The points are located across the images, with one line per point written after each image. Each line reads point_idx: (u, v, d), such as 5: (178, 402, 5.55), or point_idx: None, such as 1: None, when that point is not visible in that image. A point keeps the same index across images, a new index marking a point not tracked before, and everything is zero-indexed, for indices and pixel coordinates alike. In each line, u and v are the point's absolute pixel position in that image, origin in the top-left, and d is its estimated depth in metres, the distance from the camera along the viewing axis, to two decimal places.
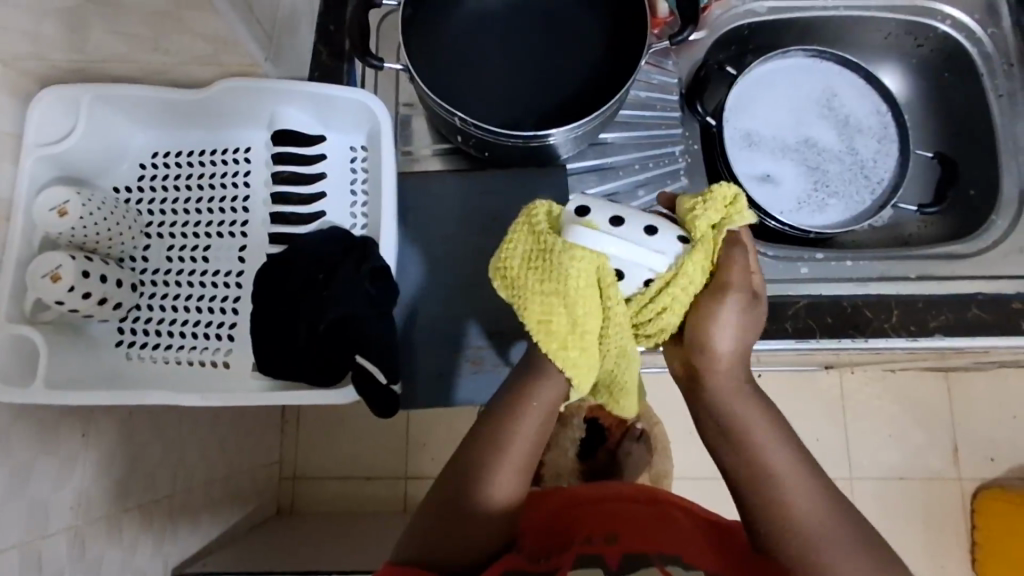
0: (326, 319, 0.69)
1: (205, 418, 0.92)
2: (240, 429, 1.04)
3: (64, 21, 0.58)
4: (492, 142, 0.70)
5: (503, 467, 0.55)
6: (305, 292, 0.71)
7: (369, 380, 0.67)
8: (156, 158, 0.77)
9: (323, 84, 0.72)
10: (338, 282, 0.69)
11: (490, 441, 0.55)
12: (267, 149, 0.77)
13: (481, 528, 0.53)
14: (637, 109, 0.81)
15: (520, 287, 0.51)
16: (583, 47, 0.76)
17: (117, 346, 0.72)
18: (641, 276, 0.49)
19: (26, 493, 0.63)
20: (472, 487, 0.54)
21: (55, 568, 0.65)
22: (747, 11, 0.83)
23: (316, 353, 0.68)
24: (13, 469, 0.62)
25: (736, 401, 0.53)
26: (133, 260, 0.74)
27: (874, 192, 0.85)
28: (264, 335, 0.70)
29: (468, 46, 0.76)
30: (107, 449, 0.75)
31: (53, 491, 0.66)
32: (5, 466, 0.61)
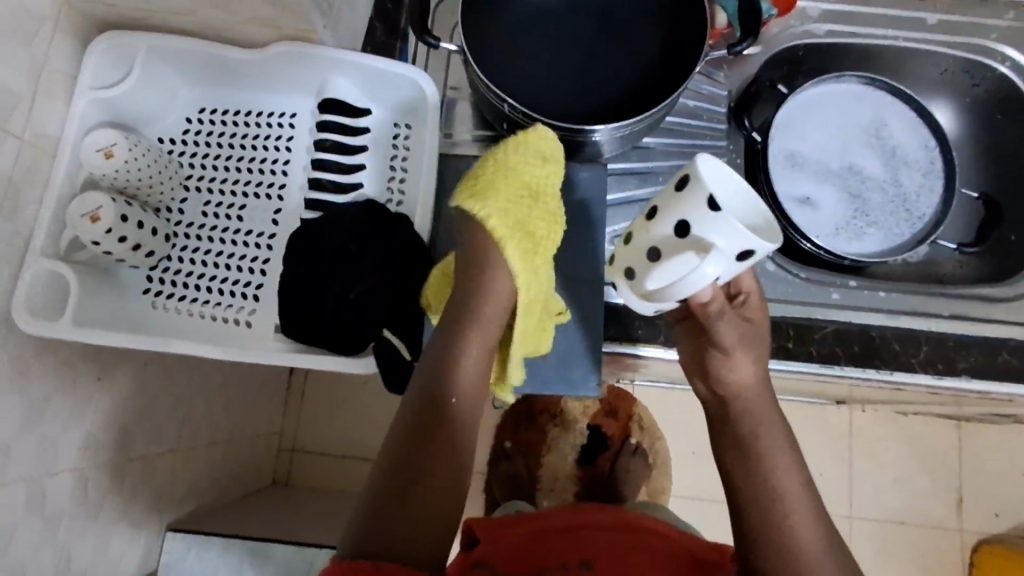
0: (355, 289, 0.68)
1: (211, 385, 0.93)
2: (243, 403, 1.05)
3: None
4: (537, 131, 0.70)
5: (462, 380, 0.58)
6: (336, 259, 0.70)
7: (394, 355, 0.67)
8: (202, 114, 0.77)
9: (375, 57, 0.72)
10: (371, 253, 0.69)
11: (435, 436, 0.56)
12: (312, 117, 0.78)
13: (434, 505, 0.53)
14: (683, 117, 0.81)
15: (495, 189, 0.62)
16: (637, 48, 0.76)
17: (145, 293, 0.73)
18: (700, 275, 0.49)
19: (38, 429, 0.63)
20: (445, 404, 0.57)
21: (58, 508, 0.66)
22: (804, 32, 0.83)
23: (341, 319, 0.68)
24: (31, 402, 0.63)
25: (772, 432, 0.56)
26: (169, 211, 0.75)
27: (914, 225, 0.83)
28: (291, 297, 0.70)
29: (523, 35, 0.76)
30: (120, 398, 0.75)
31: (64, 429, 0.67)
32: (25, 397, 0.62)
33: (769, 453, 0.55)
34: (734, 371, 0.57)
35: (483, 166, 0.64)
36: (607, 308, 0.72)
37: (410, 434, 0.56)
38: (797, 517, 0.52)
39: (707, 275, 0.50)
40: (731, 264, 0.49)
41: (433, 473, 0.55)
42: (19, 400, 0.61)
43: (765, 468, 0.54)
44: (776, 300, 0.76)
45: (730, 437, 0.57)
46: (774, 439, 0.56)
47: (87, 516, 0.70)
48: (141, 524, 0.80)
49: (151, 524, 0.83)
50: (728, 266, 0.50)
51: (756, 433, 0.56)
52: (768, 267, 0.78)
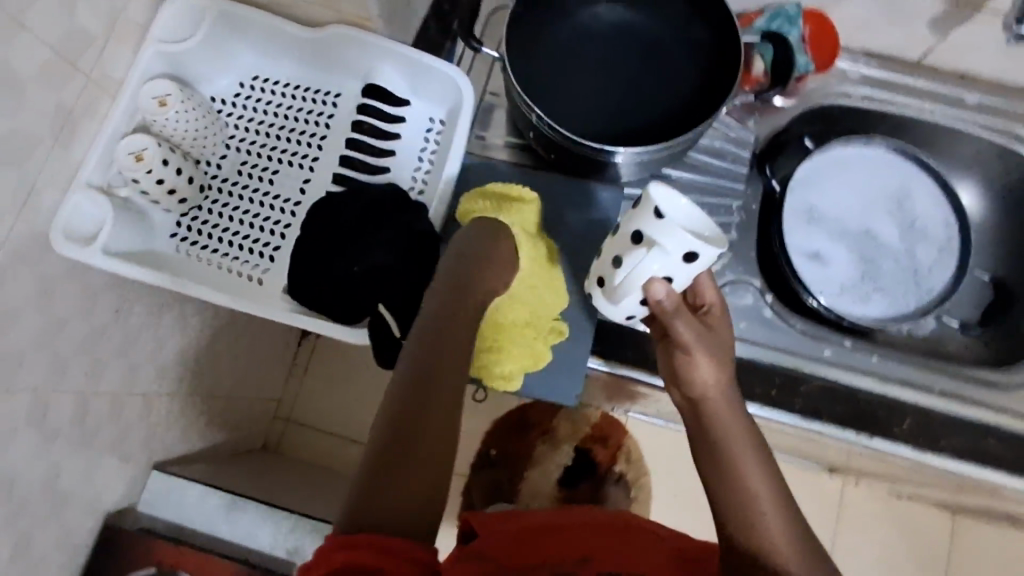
0: (362, 263, 0.71)
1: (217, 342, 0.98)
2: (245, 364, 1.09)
3: None
4: (561, 145, 0.73)
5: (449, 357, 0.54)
6: (350, 233, 0.73)
7: (386, 334, 0.69)
8: (255, 81, 0.82)
9: (421, 54, 0.76)
10: (382, 232, 0.72)
11: (427, 392, 0.51)
12: (354, 100, 0.82)
13: (424, 473, 0.48)
14: (708, 155, 0.82)
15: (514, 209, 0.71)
16: (671, 82, 0.79)
17: (171, 237, 0.78)
18: (653, 271, 0.53)
19: (53, 345, 0.68)
20: (433, 379, 0.52)
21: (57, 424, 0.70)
22: (841, 92, 0.85)
23: (344, 290, 0.71)
24: (52, 319, 0.68)
25: (745, 442, 0.52)
26: (208, 165, 0.79)
27: (921, 298, 0.84)
28: (301, 261, 0.73)
29: (566, 53, 0.79)
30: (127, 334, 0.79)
31: (76, 351, 0.72)
32: (47, 313, 0.67)
33: (743, 465, 0.51)
34: (701, 375, 0.54)
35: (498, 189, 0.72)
36: (599, 326, 0.74)
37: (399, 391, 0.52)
38: (774, 534, 0.48)
39: (658, 273, 0.52)
40: (680, 266, 0.52)
41: (428, 428, 0.50)
42: (41, 315, 0.67)
43: (740, 482, 0.50)
44: (768, 347, 0.77)
45: (705, 449, 0.53)
46: (750, 449, 0.52)
47: (83, 438, 0.75)
48: (130, 457, 0.84)
49: (144, 461, 0.88)
50: (678, 268, 0.52)
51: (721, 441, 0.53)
52: (766, 313, 0.79)
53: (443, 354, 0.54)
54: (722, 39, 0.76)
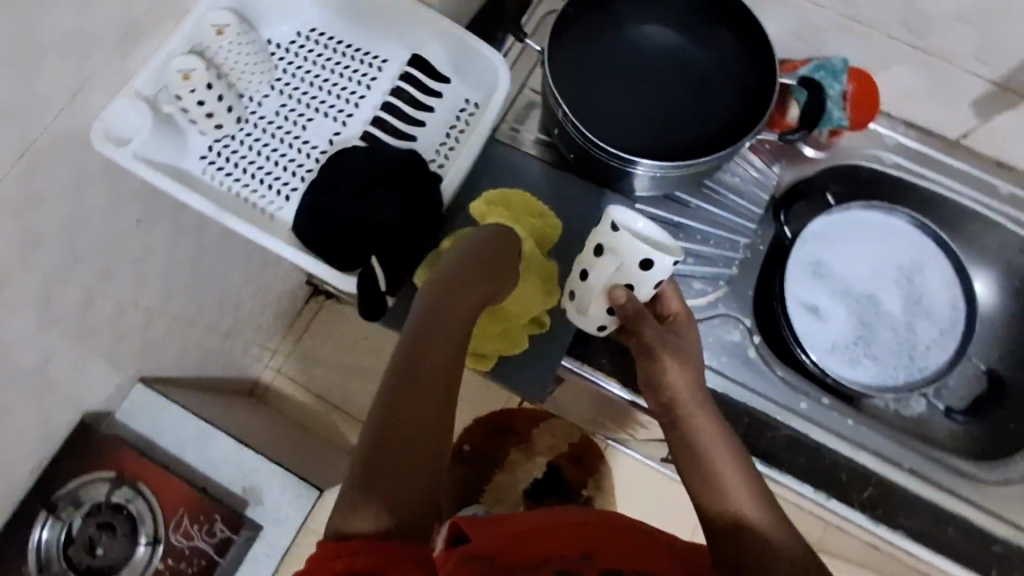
0: (364, 216, 0.74)
1: (210, 275, 1.07)
2: (231, 304, 1.21)
3: None
4: (582, 146, 0.74)
5: (429, 361, 0.56)
6: (361, 187, 0.75)
7: (371, 285, 0.72)
8: (312, 33, 0.86)
9: (472, 37, 0.80)
10: (391, 191, 0.74)
11: (411, 390, 0.55)
12: (399, 68, 0.85)
13: (415, 468, 0.52)
14: (726, 188, 0.83)
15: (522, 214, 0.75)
16: (705, 111, 0.80)
17: (200, 159, 0.81)
18: (621, 276, 0.60)
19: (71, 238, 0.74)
20: (412, 383, 0.55)
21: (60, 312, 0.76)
22: (872, 155, 0.85)
23: (343, 238, 0.74)
24: (76, 214, 0.74)
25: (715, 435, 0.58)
26: (250, 100, 0.83)
27: (910, 375, 0.83)
28: (312, 204, 0.75)
29: (608, 62, 0.80)
30: (132, 244, 0.84)
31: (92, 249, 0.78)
32: (72, 207, 0.73)
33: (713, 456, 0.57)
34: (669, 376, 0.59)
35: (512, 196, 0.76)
36: (579, 328, 0.75)
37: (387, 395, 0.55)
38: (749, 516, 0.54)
39: (626, 277, 0.60)
40: (644, 273, 0.59)
41: (414, 429, 0.53)
42: (67, 207, 0.72)
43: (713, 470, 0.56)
44: (742, 386, 0.77)
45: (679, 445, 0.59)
46: (719, 442, 0.58)
47: None
48: None
49: (122, 372, 1.00)
50: (643, 275, 0.60)
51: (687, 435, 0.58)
52: (749, 353, 0.79)
53: (422, 357, 0.56)
54: (761, 79, 0.76)
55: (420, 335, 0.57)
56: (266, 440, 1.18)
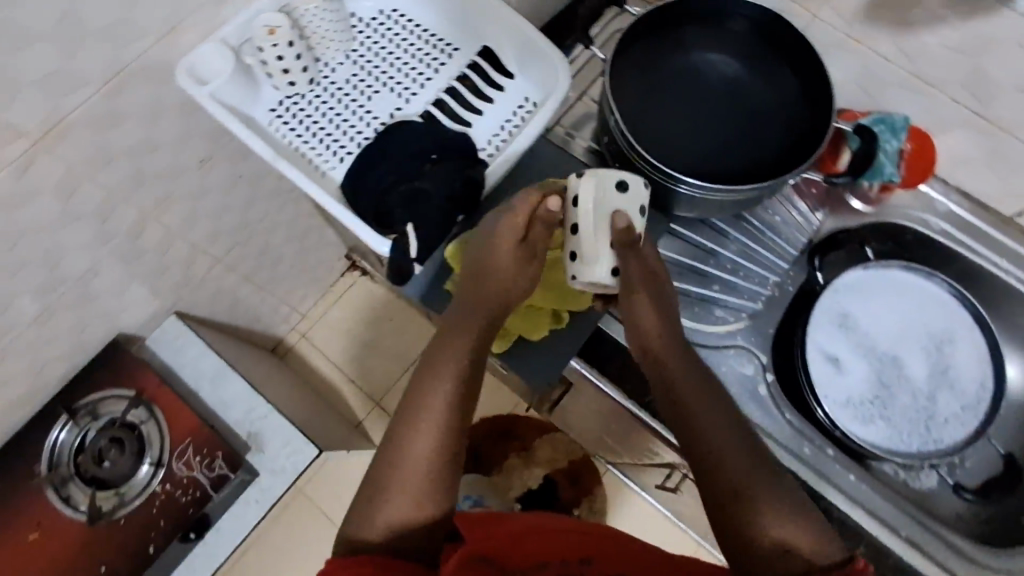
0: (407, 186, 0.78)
1: (254, 226, 1.15)
2: (272, 259, 1.27)
3: None
4: (627, 156, 0.76)
5: (433, 394, 0.64)
6: (410, 161, 0.78)
7: (402, 252, 0.76)
8: (394, 13, 0.89)
9: (538, 34, 0.83)
10: (439, 167, 0.78)
11: (418, 414, 0.63)
12: (468, 58, 0.88)
13: (418, 484, 0.60)
14: (765, 224, 0.84)
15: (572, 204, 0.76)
16: (756, 145, 0.80)
17: (269, 112, 0.86)
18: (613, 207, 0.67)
19: (135, 156, 0.83)
20: (413, 412, 0.63)
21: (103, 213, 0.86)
22: (919, 219, 0.85)
23: (386, 202, 0.78)
24: (147, 136, 0.83)
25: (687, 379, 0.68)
26: (325, 65, 0.87)
27: (924, 444, 0.80)
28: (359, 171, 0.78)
29: (668, 82, 0.82)
30: (191, 179, 0.94)
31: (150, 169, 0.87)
32: (145, 130, 0.82)
33: (685, 397, 0.68)
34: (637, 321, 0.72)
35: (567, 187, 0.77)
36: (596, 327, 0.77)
37: (396, 421, 0.64)
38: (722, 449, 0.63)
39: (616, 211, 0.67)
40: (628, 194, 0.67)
41: (414, 453, 0.61)
42: (141, 130, 0.81)
43: (687, 411, 0.67)
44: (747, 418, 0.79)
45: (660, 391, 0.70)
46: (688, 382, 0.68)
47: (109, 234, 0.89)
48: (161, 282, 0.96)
49: (159, 301, 1.09)
50: (630, 198, 0.68)
51: (706, 429, 0.65)
52: (759, 389, 0.80)
53: (429, 389, 0.64)
54: (812, 122, 0.79)
55: (426, 373, 0.66)
56: (278, 392, 1.23)
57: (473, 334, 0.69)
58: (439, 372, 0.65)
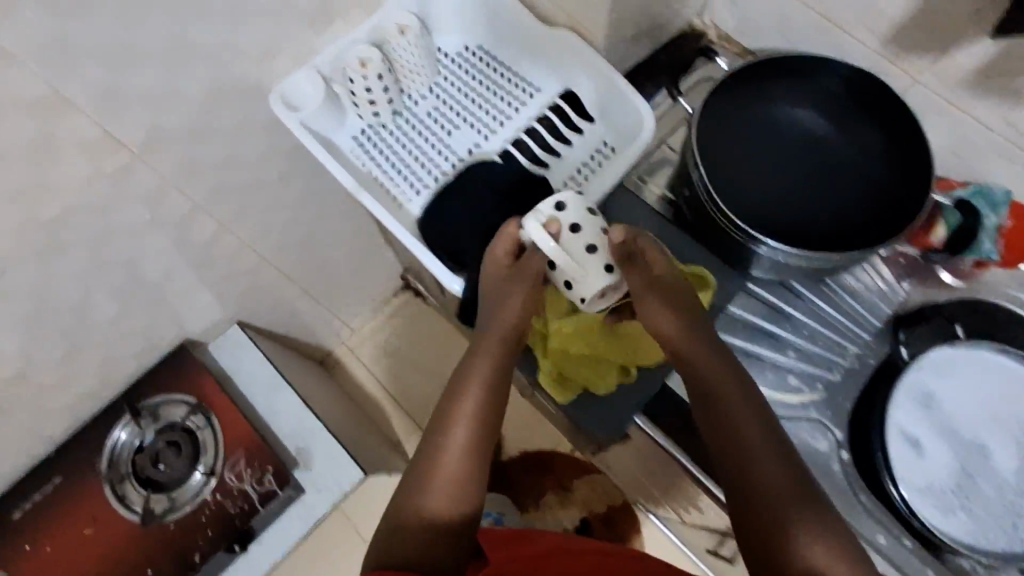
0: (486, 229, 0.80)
1: (319, 241, 1.17)
2: (331, 274, 1.30)
3: None
4: (709, 212, 0.73)
5: (461, 407, 0.67)
6: (489, 204, 0.81)
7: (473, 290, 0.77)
8: (478, 50, 0.90)
9: (621, 80, 0.80)
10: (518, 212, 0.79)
11: (448, 427, 0.66)
12: (548, 99, 0.87)
13: (444, 492, 0.61)
14: (846, 291, 0.83)
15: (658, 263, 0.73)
16: (846, 205, 0.77)
17: (351, 139, 0.87)
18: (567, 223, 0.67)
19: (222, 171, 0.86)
20: (443, 425, 0.66)
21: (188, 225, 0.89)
22: (1013, 296, 0.82)
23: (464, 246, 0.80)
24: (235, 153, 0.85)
25: (722, 380, 0.66)
26: (408, 98, 0.88)
27: (1011, 542, 0.74)
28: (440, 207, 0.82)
29: (754, 134, 0.79)
30: (267, 194, 0.97)
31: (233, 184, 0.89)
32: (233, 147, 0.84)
33: (724, 399, 0.65)
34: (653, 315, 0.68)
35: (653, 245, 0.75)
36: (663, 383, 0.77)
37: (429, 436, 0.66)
38: (757, 456, 0.61)
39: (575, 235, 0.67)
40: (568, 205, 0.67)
41: (442, 462, 0.63)
42: (229, 147, 0.84)
43: (722, 408, 0.64)
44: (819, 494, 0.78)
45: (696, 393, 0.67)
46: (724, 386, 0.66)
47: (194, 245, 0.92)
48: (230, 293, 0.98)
49: (223, 309, 1.11)
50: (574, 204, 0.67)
51: (740, 429, 0.63)
52: (833, 466, 0.79)
53: (457, 404, 0.67)
54: (911, 191, 0.74)
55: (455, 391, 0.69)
56: (325, 405, 1.24)
57: (494, 372, 0.69)
58: (467, 388, 0.68)
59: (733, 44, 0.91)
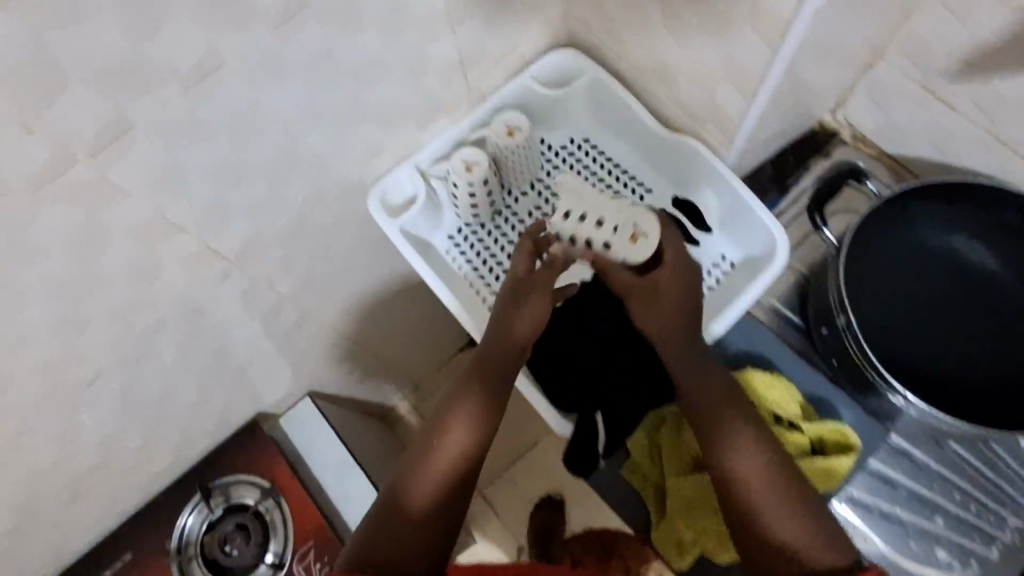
0: (594, 364, 0.71)
1: (396, 314, 1.13)
2: (406, 340, 1.25)
3: (626, 27, 0.70)
4: (854, 361, 0.65)
5: (453, 412, 0.67)
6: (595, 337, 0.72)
7: (590, 444, 0.70)
8: (585, 142, 0.84)
9: (752, 197, 0.73)
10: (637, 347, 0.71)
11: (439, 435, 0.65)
12: (661, 202, 0.81)
13: (422, 499, 0.61)
14: (1006, 448, 0.73)
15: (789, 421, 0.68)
16: (1013, 352, 0.68)
17: (447, 238, 0.83)
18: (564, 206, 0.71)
19: (312, 262, 0.83)
20: (436, 430, 0.66)
21: (272, 309, 0.86)
22: None
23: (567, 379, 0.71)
24: (326, 245, 0.82)
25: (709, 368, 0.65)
26: (508, 194, 0.83)
27: None
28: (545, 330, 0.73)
29: (904, 262, 0.71)
30: (353, 278, 0.94)
31: (322, 271, 0.86)
32: (326, 241, 0.81)
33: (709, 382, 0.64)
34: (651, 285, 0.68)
35: (786, 400, 0.69)
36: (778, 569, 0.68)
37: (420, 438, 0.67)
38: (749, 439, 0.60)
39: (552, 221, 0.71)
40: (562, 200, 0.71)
41: (429, 469, 0.63)
42: (322, 241, 0.81)
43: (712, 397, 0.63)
44: None
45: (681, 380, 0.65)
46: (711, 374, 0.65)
47: (272, 327, 0.90)
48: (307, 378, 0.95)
49: (298, 380, 1.07)
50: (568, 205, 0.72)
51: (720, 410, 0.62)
52: None
53: (455, 413, 0.66)
54: None
55: (452, 398, 0.68)
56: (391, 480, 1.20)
57: (487, 375, 0.68)
58: (464, 398, 0.67)
59: (868, 146, 0.81)
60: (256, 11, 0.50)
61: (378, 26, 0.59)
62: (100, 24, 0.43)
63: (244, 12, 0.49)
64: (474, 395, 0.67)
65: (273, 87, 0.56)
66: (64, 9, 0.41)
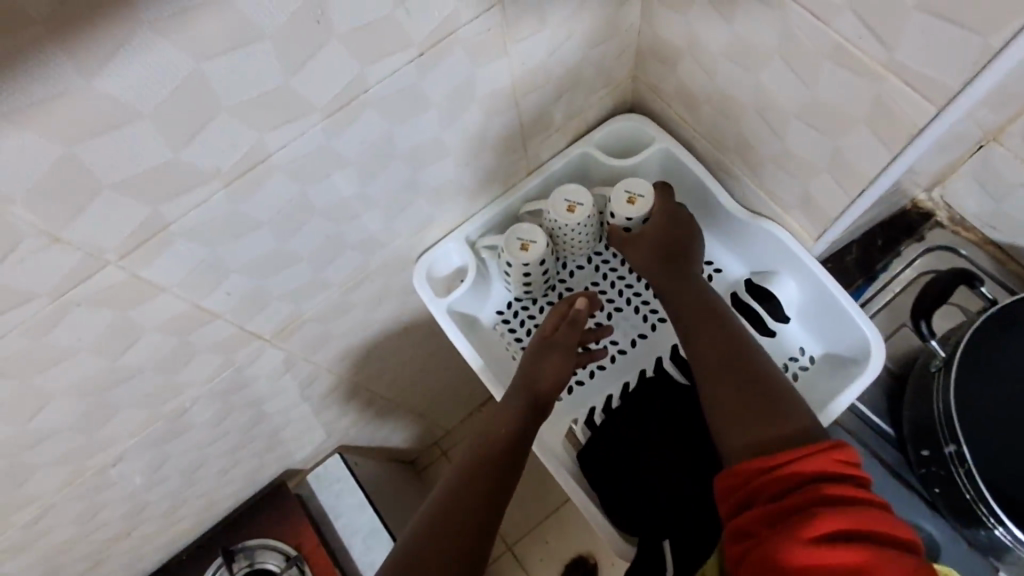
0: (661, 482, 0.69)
1: (443, 379, 1.06)
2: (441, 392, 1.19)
3: (705, 102, 0.63)
4: (961, 493, 0.58)
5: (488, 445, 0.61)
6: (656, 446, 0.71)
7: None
8: None
9: (841, 294, 0.65)
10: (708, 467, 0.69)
11: (472, 471, 0.60)
12: (732, 284, 0.74)
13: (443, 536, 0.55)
14: None
15: None
16: None
17: (495, 312, 0.77)
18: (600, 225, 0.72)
19: (353, 333, 0.77)
20: (469, 466, 0.60)
21: (308, 380, 0.80)
22: None
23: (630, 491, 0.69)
24: (368, 316, 0.76)
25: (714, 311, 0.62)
26: (562, 266, 0.77)
27: None
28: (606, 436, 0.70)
29: None
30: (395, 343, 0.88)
31: (363, 340, 0.81)
32: (368, 312, 0.75)
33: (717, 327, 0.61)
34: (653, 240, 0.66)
35: None
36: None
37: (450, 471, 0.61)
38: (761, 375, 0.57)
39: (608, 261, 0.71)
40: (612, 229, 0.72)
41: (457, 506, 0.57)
42: (364, 313, 0.75)
43: (721, 340, 0.60)
44: None
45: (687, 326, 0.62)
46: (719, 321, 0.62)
47: (307, 396, 0.84)
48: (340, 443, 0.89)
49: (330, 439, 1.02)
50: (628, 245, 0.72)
51: (732, 351, 0.59)
52: None
53: (490, 449, 0.61)
54: None
55: (487, 430, 0.63)
56: None
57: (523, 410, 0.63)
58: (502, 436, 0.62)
59: (969, 231, 0.72)
60: (307, 103, 0.44)
61: (437, 109, 0.54)
62: (137, 131, 0.38)
63: (294, 106, 0.44)
64: (508, 430, 0.62)
65: (321, 175, 0.51)
66: (100, 121, 0.36)
